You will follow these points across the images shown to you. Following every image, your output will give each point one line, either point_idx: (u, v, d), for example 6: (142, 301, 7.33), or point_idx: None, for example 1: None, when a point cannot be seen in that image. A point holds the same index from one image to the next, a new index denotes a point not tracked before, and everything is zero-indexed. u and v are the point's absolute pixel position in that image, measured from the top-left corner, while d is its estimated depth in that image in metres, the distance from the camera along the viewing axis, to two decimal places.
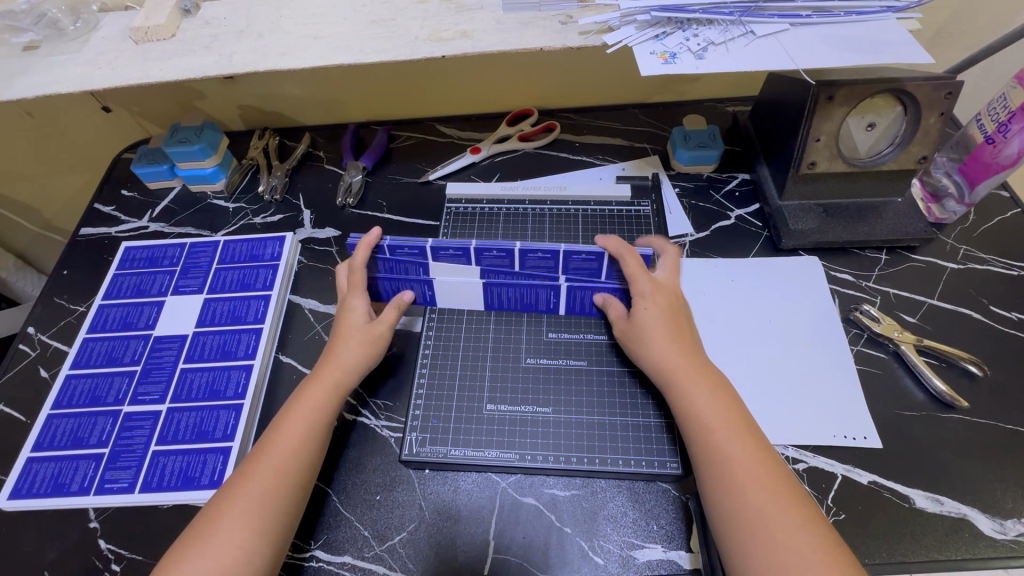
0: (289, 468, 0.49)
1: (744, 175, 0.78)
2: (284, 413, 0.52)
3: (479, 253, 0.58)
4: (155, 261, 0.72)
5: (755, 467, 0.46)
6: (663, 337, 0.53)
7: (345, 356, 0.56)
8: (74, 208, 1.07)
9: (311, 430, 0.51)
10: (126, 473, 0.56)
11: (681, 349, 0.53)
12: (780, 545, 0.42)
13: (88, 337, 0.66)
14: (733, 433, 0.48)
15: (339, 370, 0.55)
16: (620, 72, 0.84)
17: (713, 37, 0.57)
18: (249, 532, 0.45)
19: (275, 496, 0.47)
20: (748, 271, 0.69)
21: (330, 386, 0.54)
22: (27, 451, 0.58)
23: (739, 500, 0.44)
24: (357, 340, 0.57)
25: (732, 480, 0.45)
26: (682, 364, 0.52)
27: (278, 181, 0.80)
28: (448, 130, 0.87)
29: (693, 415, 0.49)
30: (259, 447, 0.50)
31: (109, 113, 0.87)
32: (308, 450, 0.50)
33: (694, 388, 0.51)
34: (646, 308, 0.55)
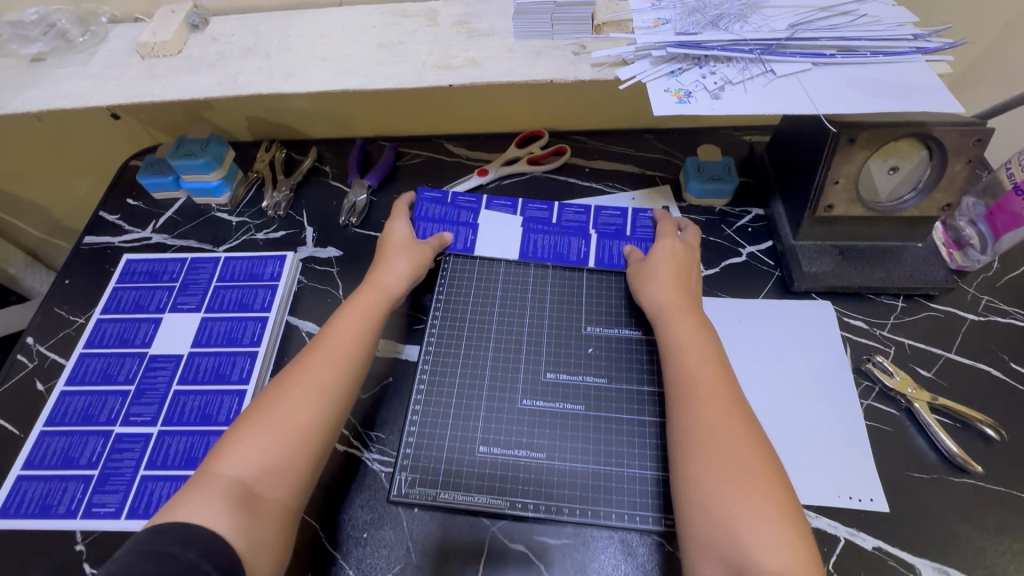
0: (344, 357, 0.54)
1: (758, 210, 0.76)
2: (339, 312, 0.58)
3: (525, 206, 0.70)
4: (155, 276, 0.71)
5: (717, 392, 0.48)
6: (669, 279, 0.59)
7: (397, 266, 0.62)
8: (83, 211, 1.08)
9: (366, 325, 0.57)
10: (114, 497, 0.56)
11: (679, 289, 0.58)
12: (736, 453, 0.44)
13: (84, 352, 0.66)
14: (708, 359, 0.51)
15: (392, 280, 0.61)
16: (635, 98, 0.82)
17: (731, 76, 0.55)
18: (312, 409, 0.50)
19: (334, 380, 0.52)
20: (758, 313, 0.66)
21: (383, 291, 0.60)
22: (18, 467, 0.58)
23: (697, 413, 0.47)
24: (407, 254, 0.64)
25: (698, 399, 0.48)
26: (676, 300, 0.57)
27: (282, 197, 0.79)
28: (456, 150, 0.85)
29: (674, 345, 0.53)
30: (316, 340, 0.55)
31: (118, 120, 0.87)
32: (365, 342, 0.56)
33: (681, 318, 0.55)
34: (663, 253, 0.62)
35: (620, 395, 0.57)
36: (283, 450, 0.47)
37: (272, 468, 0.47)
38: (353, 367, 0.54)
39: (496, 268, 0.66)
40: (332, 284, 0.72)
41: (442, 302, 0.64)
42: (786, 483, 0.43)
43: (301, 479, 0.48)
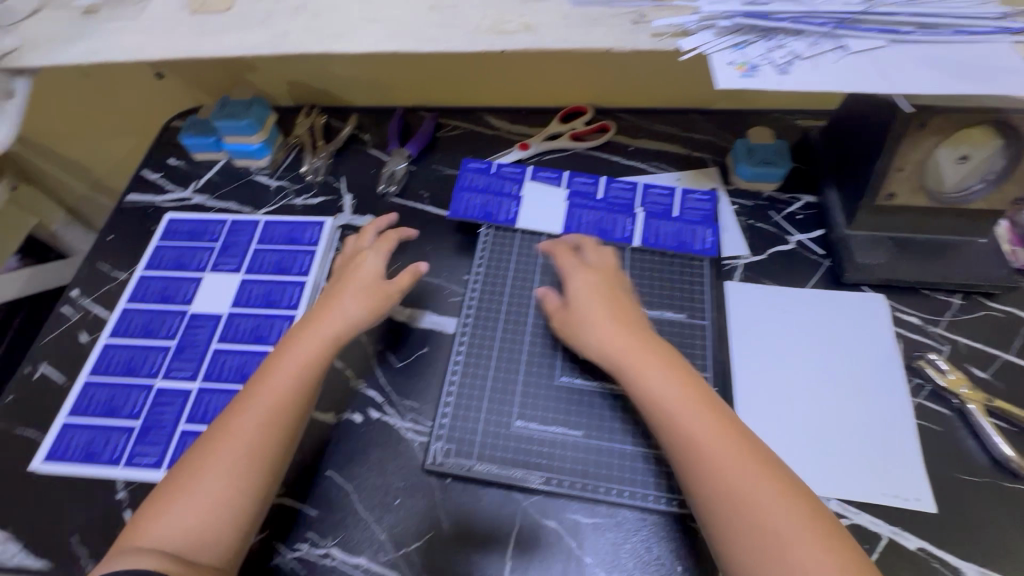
0: (285, 405, 0.50)
1: (809, 197, 0.73)
2: (271, 365, 0.53)
3: (570, 179, 0.68)
4: (197, 235, 0.72)
5: (728, 446, 0.44)
6: (609, 319, 0.52)
7: (344, 308, 0.56)
8: (123, 172, 1.09)
9: (300, 382, 0.51)
10: (154, 449, 0.57)
11: (630, 330, 0.51)
12: (772, 520, 0.40)
13: (127, 306, 0.67)
14: (694, 401, 0.46)
15: (338, 321, 0.55)
16: (686, 75, 0.79)
17: (800, 50, 0.52)
18: (232, 480, 0.47)
19: (260, 445, 0.48)
20: (806, 303, 0.64)
21: (325, 339, 0.54)
22: (64, 415, 0.60)
23: (720, 479, 0.43)
24: (358, 295, 0.58)
25: (705, 460, 0.43)
26: (635, 348, 0.50)
27: (321, 163, 0.79)
28: (496, 122, 0.83)
29: (649, 397, 0.47)
30: (244, 396, 0.51)
31: (162, 79, 0.87)
32: (297, 401, 0.51)
33: (648, 362, 0.49)
34: (582, 292, 0.54)
35: None
36: (205, 528, 0.45)
37: (206, 524, 0.45)
38: (281, 431, 0.50)
39: (537, 242, 0.65)
40: None
41: (481, 275, 0.64)
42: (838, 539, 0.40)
43: (230, 544, 0.46)
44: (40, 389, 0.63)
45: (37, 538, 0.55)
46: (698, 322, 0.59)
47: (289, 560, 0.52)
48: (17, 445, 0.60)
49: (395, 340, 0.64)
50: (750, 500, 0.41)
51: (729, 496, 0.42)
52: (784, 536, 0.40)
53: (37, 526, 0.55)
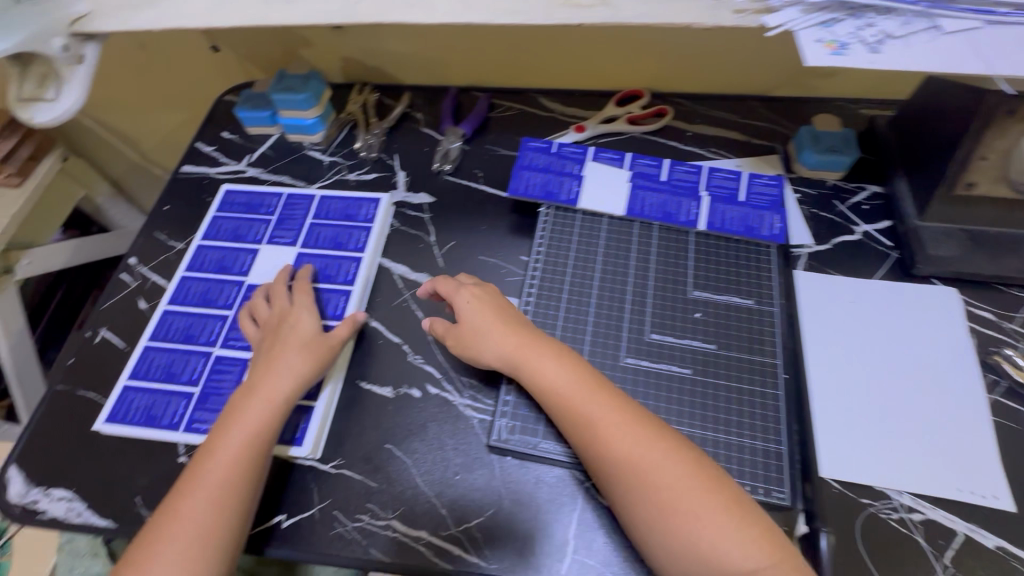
0: (234, 478, 0.49)
1: (875, 187, 0.71)
2: (215, 440, 0.51)
3: (633, 161, 0.68)
4: (254, 208, 0.72)
5: (619, 421, 0.48)
6: (499, 325, 0.55)
7: (288, 365, 0.55)
8: (169, 146, 1.10)
9: (252, 450, 0.50)
10: (214, 416, 0.57)
11: (514, 329, 0.54)
12: (660, 485, 0.45)
13: (186, 275, 0.67)
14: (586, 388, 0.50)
15: (286, 381, 0.54)
16: (748, 60, 0.77)
17: (891, 30, 0.50)
18: (191, 566, 0.45)
19: (215, 522, 0.47)
20: (873, 295, 0.62)
21: (274, 402, 0.53)
22: (125, 378, 0.60)
23: (612, 451, 0.47)
24: (301, 351, 0.56)
25: (602, 443, 0.48)
26: (515, 345, 0.53)
27: (375, 139, 0.79)
28: (550, 104, 0.82)
29: (549, 389, 0.51)
30: (188, 477, 0.49)
31: (217, 52, 0.87)
32: (250, 470, 0.50)
33: (540, 355, 0.52)
34: (471, 308, 0.56)
35: (728, 363, 0.55)
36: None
37: None
38: (238, 502, 0.48)
39: (598, 224, 0.65)
40: (423, 229, 0.71)
41: (542, 254, 0.63)
42: (721, 493, 0.45)
43: None
44: (101, 353, 0.64)
45: (102, 498, 0.55)
46: (766, 308, 0.59)
47: (350, 530, 0.52)
48: (80, 407, 0.61)
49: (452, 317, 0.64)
50: (644, 470, 0.46)
51: (632, 477, 0.46)
52: (679, 496, 0.45)
53: (101, 486, 0.56)
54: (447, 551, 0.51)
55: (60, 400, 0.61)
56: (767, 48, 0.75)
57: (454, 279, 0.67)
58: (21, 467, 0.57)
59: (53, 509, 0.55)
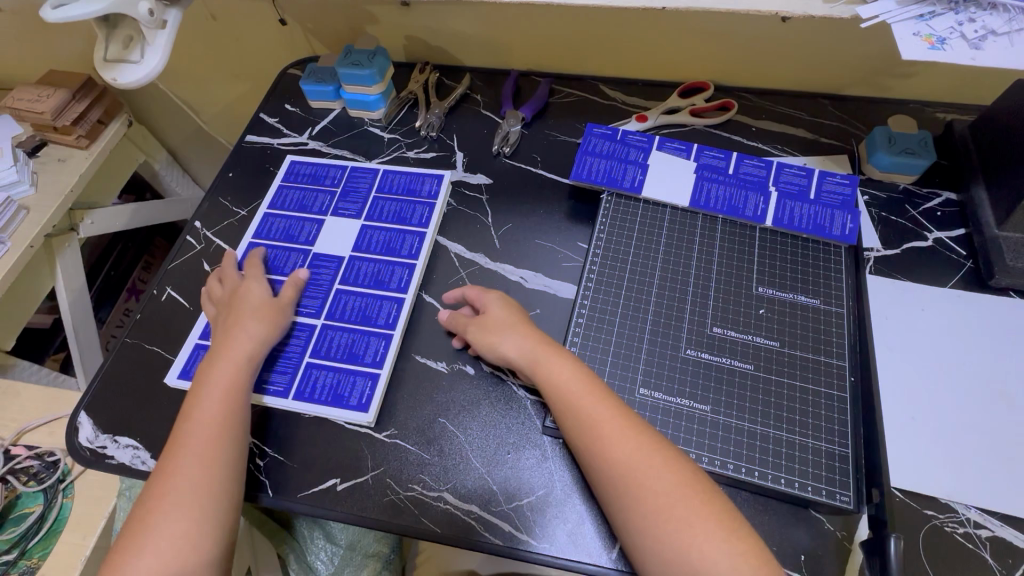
0: (220, 438, 0.51)
1: (950, 195, 0.68)
2: (189, 405, 0.53)
3: (699, 152, 0.67)
4: (318, 179, 0.73)
5: (618, 429, 0.48)
6: (517, 328, 0.55)
7: (247, 330, 0.57)
8: (229, 116, 1.14)
9: (226, 403, 0.53)
10: (281, 378, 0.59)
11: (528, 333, 0.55)
12: (652, 495, 0.45)
13: (253, 241, 0.69)
14: (589, 391, 0.50)
15: (245, 343, 0.56)
16: (822, 56, 0.75)
17: (995, 26, 0.48)
18: (198, 512, 0.48)
19: (207, 473, 0.49)
20: (944, 304, 0.60)
21: (238, 363, 0.55)
22: (196, 337, 0.63)
23: (608, 457, 0.47)
24: (257, 317, 0.58)
25: (601, 444, 0.48)
26: (531, 348, 0.54)
27: (436, 118, 0.78)
28: (613, 93, 0.81)
29: (556, 392, 0.51)
30: (173, 441, 0.51)
31: (284, 26, 0.88)
32: (228, 422, 0.52)
33: (554, 355, 0.53)
34: (494, 309, 0.57)
35: (791, 360, 0.55)
36: (189, 564, 0.46)
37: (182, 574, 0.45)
38: (226, 451, 0.50)
39: (661, 214, 0.64)
40: (480, 209, 0.71)
41: (603, 242, 0.63)
42: (714, 506, 0.45)
43: None
44: (167, 311, 0.66)
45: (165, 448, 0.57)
46: (834, 309, 0.57)
47: (403, 498, 0.53)
48: (147, 361, 0.63)
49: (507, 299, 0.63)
50: (641, 476, 0.46)
51: (625, 484, 0.46)
52: (671, 508, 0.44)
53: (164, 438, 0.58)
54: (497, 528, 0.51)
55: (128, 353, 0.63)
56: (845, 44, 0.72)
57: (511, 260, 0.66)
58: (89, 413, 0.60)
59: (121, 455, 0.57)
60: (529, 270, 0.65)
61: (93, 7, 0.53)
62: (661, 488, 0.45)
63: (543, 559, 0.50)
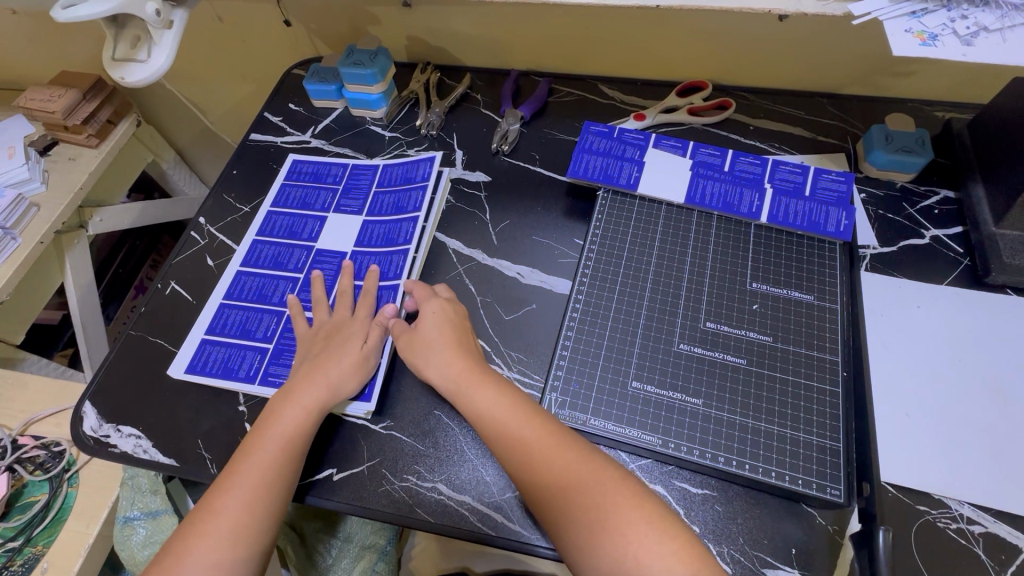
0: (269, 482, 0.50)
1: (948, 192, 0.68)
2: (253, 440, 0.52)
3: (695, 150, 0.68)
4: (320, 177, 0.75)
5: (545, 447, 0.49)
6: (446, 347, 0.56)
7: (333, 377, 0.55)
8: (235, 116, 1.16)
9: (286, 449, 0.51)
10: (286, 370, 0.60)
11: (458, 353, 0.55)
12: (587, 507, 0.46)
13: (258, 238, 0.70)
14: (518, 416, 0.51)
15: (324, 390, 0.55)
16: (820, 55, 0.75)
17: (987, 22, 0.48)
18: (234, 553, 0.47)
19: (250, 520, 0.48)
20: (940, 302, 0.60)
21: (308, 410, 0.54)
22: (202, 332, 0.64)
23: (536, 478, 0.48)
24: (345, 363, 0.56)
25: (532, 465, 0.48)
26: (459, 369, 0.54)
27: (436, 117, 0.79)
28: (611, 92, 0.82)
29: (481, 416, 0.52)
30: (227, 473, 0.50)
31: (289, 27, 0.90)
32: (283, 472, 0.50)
33: (477, 383, 0.53)
34: (426, 323, 0.58)
35: (785, 355, 0.55)
36: None
37: None
38: (271, 501, 0.49)
39: (656, 211, 0.65)
40: (478, 207, 0.72)
41: (598, 238, 0.64)
42: (651, 512, 0.45)
43: None
44: (171, 304, 0.68)
45: (167, 437, 0.58)
46: (827, 305, 0.57)
47: (398, 489, 0.54)
48: (151, 352, 0.64)
49: (504, 294, 0.64)
50: (575, 489, 0.46)
51: (560, 499, 0.47)
52: (606, 518, 0.45)
53: (165, 428, 0.59)
54: (489, 517, 0.52)
55: (133, 345, 0.65)
56: (843, 43, 0.72)
57: (508, 257, 0.67)
58: (94, 404, 0.61)
59: (124, 444, 0.58)
60: (525, 266, 0.66)
61: (101, 7, 0.55)
62: (597, 501, 0.46)
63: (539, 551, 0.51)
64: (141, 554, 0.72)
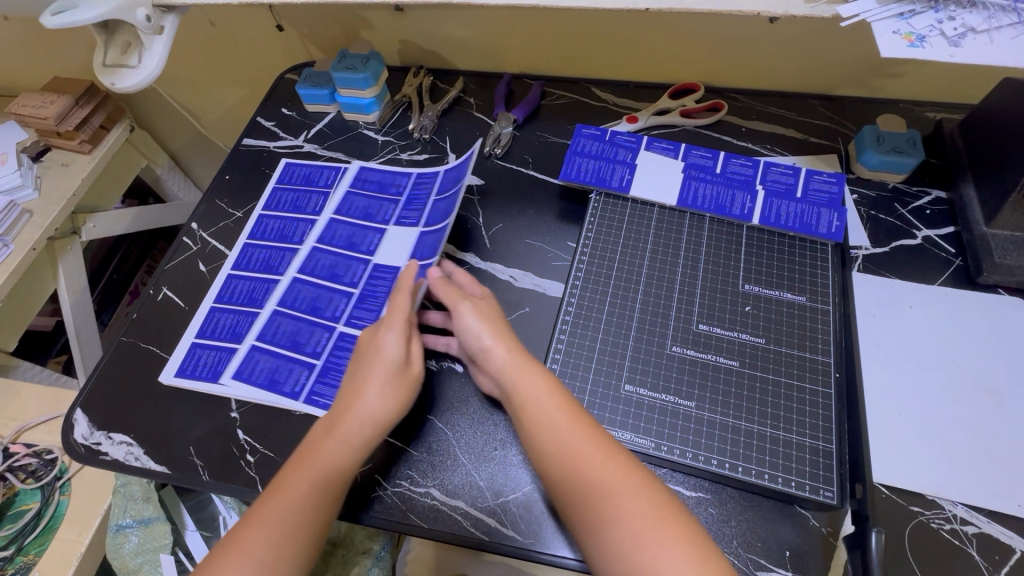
0: (306, 519, 0.46)
1: (939, 192, 0.68)
2: (290, 471, 0.49)
3: (686, 151, 0.68)
4: (384, 186, 0.73)
5: (585, 444, 0.47)
6: (496, 332, 0.53)
7: (372, 403, 0.51)
8: (229, 120, 1.16)
9: (324, 483, 0.48)
10: (332, 391, 0.58)
11: (508, 343, 0.52)
12: (623, 516, 0.43)
13: (248, 242, 0.70)
14: (565, 414, 0.48)
15: (367, 421, 0.51)
16: (811, 57, 0.75)
17: (974, 23, 0.48)
18: None
19: (281, 557, 0.45)
20: (932, 302, 0.60)
21: (349, 443, 0.50)
22: (252, 339, 0.62)
23: (578, 478, 0.45)
24: (389, 385, 0.52)
25: (575, 468, 0.46)
26: (507, 357, 0.51)
27: (428, 121, 0.79)
28: (604, 95, 0.82)
29: (526, 405, 0.49)
30: (260, 505, 0.47)
31: (281, 32, 0.89)
32: (319, 508, 0.47)
33: (527, 376, 0.50)
34: (471, 310, 0.54)
35: (777, 357, 0.55)
36: None
37: None
38: (306, 539, 0.46)
39: (649, 213, 0.65)
40: (471, 210, 0.72)
41: (590, 241, 0.64)
42: (691, 529, 0.43)
43: None
44: (163, 311, 0.67)
45: (159, 445, 0.58)
46: (820, 306, 0.58)
47: (391, 494, 0.54)
48: (143, 359, 0.64)
49: (497, 297, 0.64)
50: (614, 498, 0.44)
51: (597, 506, 0.44)
52: (642, 530, 0.42)
53: (157, 435, 0.59)
54: (482, 522, 0.52)
55: (125, 351, 0.65)
56: (833, 45, 0.73)
57: (500, 260, 0.67)
58: (86, 411, 0.61)
59: (116, 451, 0.58)
60: (518, 269, 0.66)
61: (89, 14, 0.55)
62: (635, 516, 0.43)
63: (547, 559, 0.50)
64: (132, 562, 0.72)
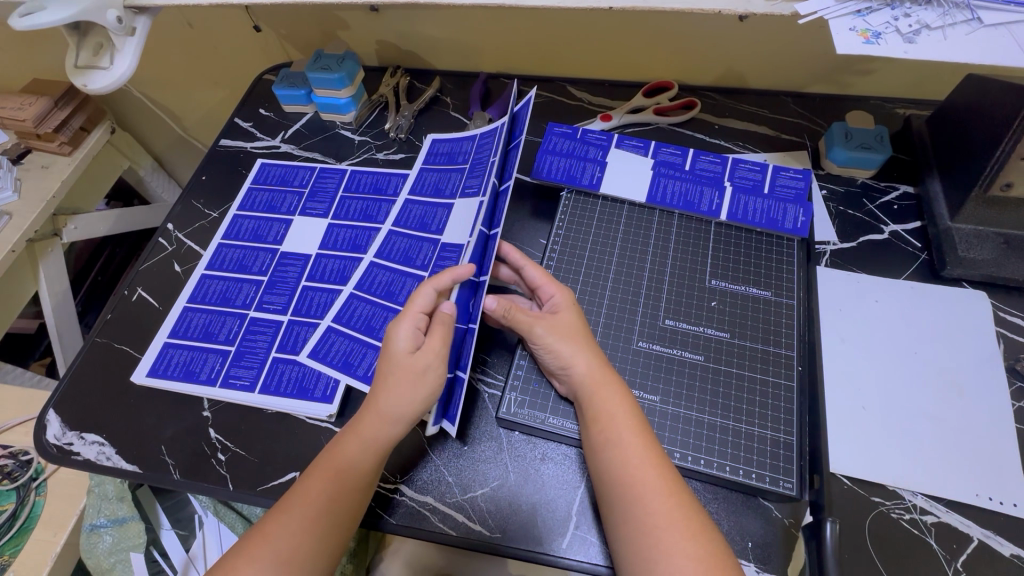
0: (324, 519, 0.46)
1: (907, 188, 0.69)
2: (315, 467, 0.48)
3: (656, 149, 0.68)
4: (453, 157, 0.72)
5: (651, 472, 0.45)
6: (584, 349, 0.51)
7: (383, 402, 0.49)
8: (209, 121, 1.16)
9: (339, 484, 0.47)
10: None
11: (595, 358, 0.51)
12: (666, 551, 0.42)
13: (223, 242, 0.71)
14: (637, 438, 0.47)
15: (380, 419, 0.49)
16: (783, 54, 0.76)
17: (929, 20, 0.48)
18: None
19: (297, 555, 0.44)
20: (898, 295, 0.61)
21: (367, 443, 0.48)
22: (329, 320, 0.61)
23: (639, 503, 0.44)
24: (402, 382, 0.49)
25: (631, 490, 0.45)
26: (594, 370, 0.50)
27: (404, 121, 0.79)
28: (579, 94, 0.82)
29: (603, 419, 0.48)
30: (281, 504, 0.47)
31: (259, 32, 0.90)
32: (334, 510, 0.46)
33: (605, 392, 0.49)
34: (548, 322, 0.53)
35: (743, 353, 0.56)
36: None
37: None
38: (324, 540, 0.46)
39: (619, 211, 0.65)
40: None
41: (561, 238, 0.64)
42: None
43: None
44: (137, 311, 0.68)
45: (131, 444, 0.58)
46: (784, 301, 0.58)
47: None
48: (116, 359, 0.64)
49: None
50: (663, 532, 0.42)
51: (646, 536, 0.43)
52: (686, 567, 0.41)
53: (128, 434, 0.59)
54: (451, 518, 0.52)
55: (98, 351, 0.65)
56: (804, 42, 0.73)
57: None
58: (58, 411, 0.61)
59: (87, 451, 0.58)
60: None
61: (63, 14, 0.54)
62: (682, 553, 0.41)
63: (517, 552, 0.51)
64: (107, 561, 0.74)
